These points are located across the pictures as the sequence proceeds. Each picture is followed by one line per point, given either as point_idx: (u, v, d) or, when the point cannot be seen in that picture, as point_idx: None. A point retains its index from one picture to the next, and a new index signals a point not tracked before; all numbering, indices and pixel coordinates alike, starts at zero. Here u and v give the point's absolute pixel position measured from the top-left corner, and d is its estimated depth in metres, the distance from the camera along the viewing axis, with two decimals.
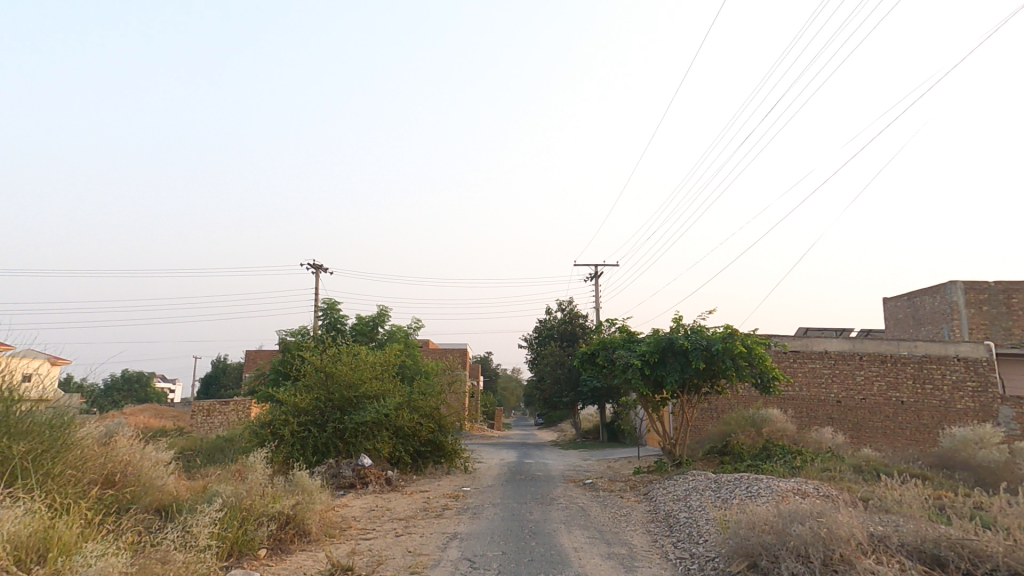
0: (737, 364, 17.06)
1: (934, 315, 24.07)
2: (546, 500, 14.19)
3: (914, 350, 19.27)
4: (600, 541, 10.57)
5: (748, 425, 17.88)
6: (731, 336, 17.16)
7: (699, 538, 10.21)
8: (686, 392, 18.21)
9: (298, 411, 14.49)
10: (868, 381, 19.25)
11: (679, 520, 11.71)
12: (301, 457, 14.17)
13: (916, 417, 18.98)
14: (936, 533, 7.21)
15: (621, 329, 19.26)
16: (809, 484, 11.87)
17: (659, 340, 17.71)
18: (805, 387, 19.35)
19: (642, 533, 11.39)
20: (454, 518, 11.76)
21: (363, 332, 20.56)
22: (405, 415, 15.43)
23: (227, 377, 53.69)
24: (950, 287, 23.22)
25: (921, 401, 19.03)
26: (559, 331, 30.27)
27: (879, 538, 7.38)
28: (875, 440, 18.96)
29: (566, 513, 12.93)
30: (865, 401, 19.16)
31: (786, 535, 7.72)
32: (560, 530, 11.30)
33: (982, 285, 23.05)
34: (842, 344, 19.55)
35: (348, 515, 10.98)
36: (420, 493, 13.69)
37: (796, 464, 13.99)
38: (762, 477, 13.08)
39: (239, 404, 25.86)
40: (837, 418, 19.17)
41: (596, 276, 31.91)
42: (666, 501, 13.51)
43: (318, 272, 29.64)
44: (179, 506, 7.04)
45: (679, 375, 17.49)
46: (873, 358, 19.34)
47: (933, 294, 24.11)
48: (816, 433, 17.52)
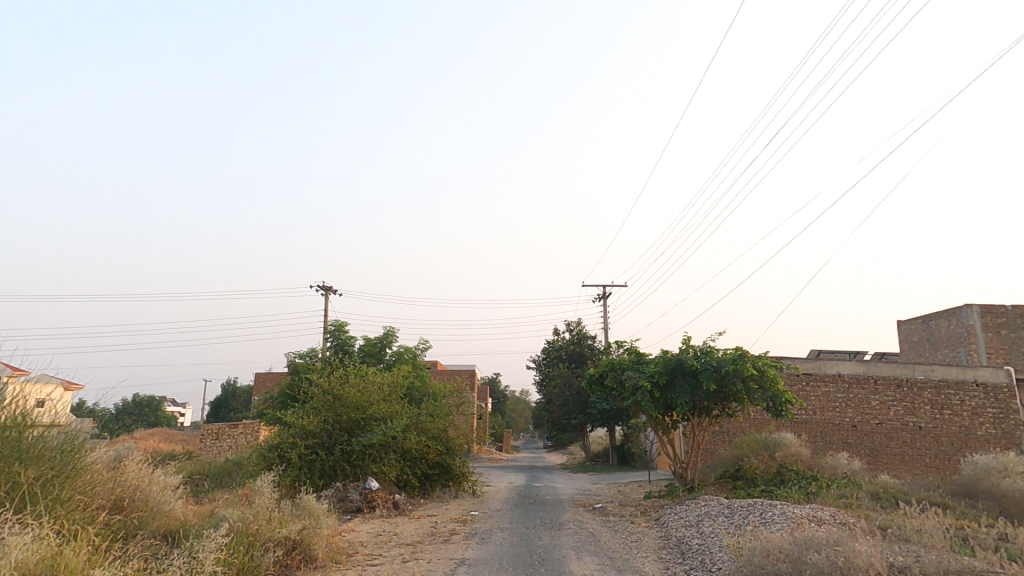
0: (749, 387, 16.83)
1: (950, 338, 23.68)
2: (556, 525, 13.97)
3: (931, 374, 18.92)
4: (611, 568, 10.35)
5: (761, 450, 17.59)
6: (742, 357, 16.97)
7: (712, 565, 9.97)
8: (697, 414, 17.97)
9: (306, 433, 14.43)
10: (884, 405, 18.88)
11: (692, 547, 11.45)
12: (308, 480, 14.07)
13: (935, 443, 18.54)
14: (959, 564, 7.01)
15: (630, 350, 19.20)
16: (825, 510, 11.58)
17: (669, 361, 17.57)
18: (819, 410, 19.00)
19: (654, 561, 11.15)
20: (462, 543, 11.60)
21: (371, 354, 20.56)
22: (412, 437, 15.32)
23: (236, 400, 53.85)
24: (966, 310, 22.89)
25: (939, 426, 18.60)
26: (568, 352, 30.08)
27: (899, 569, 7.18)
28: (894, 466, 18.50)
29: (576, 539, 12.68)
30: (882, 426, 18.77)
31: (802, 564, 7.57)
32: (570, 557, 11.08)
33: (998, 308, 22.71)
34: (856, 367, 19.23)
35: (354, 540, 10.85)
36: (427, 517, 13.50)
37: (811, 490, 13.67)
38: (777, 503, 12.78)
39: (248, 428, 25.82)
40: (853, 443, 18.77)
41: (605, 296, 31.81)
42: (678, 527, 13.23)
43: (329, 294, 29.84)
44: (186, 531, 7.01)
45: (690, 398, 17.28)
46: (889, 382, 18.99)
47: (949, 317, 23.76)
48: (831, 458, 17.15)
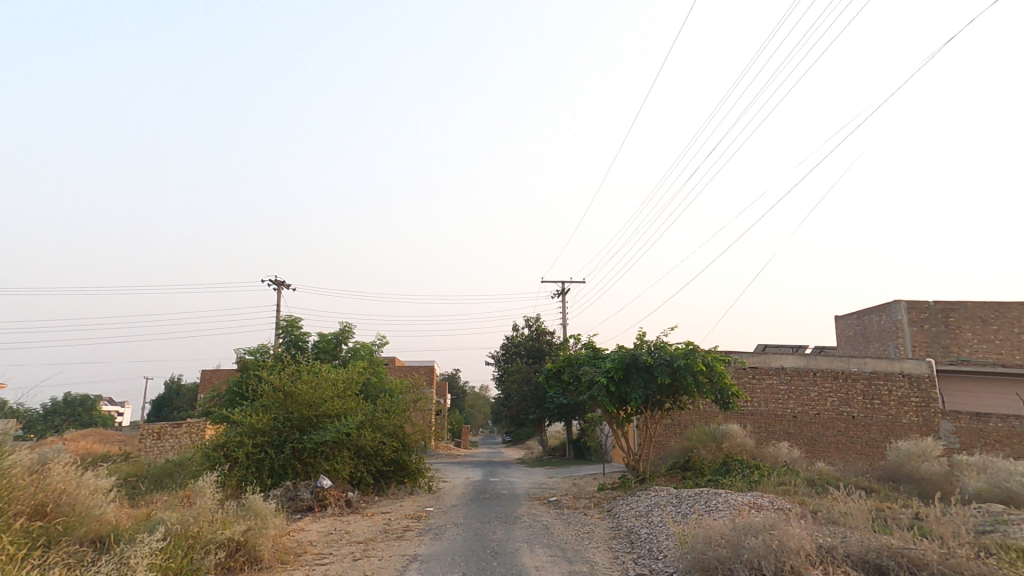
0: (698, 380, 17.44)
1: (881, 333, 25.15)
2: (511, 519, 14.10)
3: (863, 367, 20.02)
4: (563, 559, 10.57)
5: (709, 441, 18.27)
6: (693, 352, 17.56)
7: (659, 553, 10.33)
8: (650, 408, 18.48)
9: (254, 432, 14.05)
10: (822, 396, 19.91)
11: (641, 536, 11.81)
12: (256, 479, 13.71)
13: (866, 431, 19.65)
14: (879, 543, 7.50)
15: (587, 345, 19.62)
16: (765, 497, 12.17)
17: (623, 356, 18.00)
18: (763, 402, 19.91)
19: (604, 550, 11.45)
20: (415, 540, 11.58)
21: (326, 350, 20.21)
22: (367, 434, 15.17)
23: (180, 399, 51.76)
24: (895, 306, 24.37)
25: (870, 416, 19.72)
26: (526, 347, 30.31)
27: (827, 549, 7.65)
28: (829, 454, 19.55)
29: (530, 531, 12.88)
30: (819, 416, 19.78)
31: (741, 549, 7.96)
32: (523, 549, 11.26)
33: (923, 304, 24.24)
34: (797, 361, 20.22)
35: (303, 540, 10.68)
36: (381, 514, 13.43)
37: (754, 479, 14.32)
38: (721, 492, 13.33)
39: (192, 427, 24.91)
40: (793, 433, 19.75)
41: (564, 292, 32.18)
42: (628, 517, 13.61)
43: (281, 289, 28.96)
44: (117, 536, 6.76)
45: (643, 392, 17.73)
46: (826, 375, 20.02)
47: (880, 313, 25.22)
48: (773, 448, 17.96)
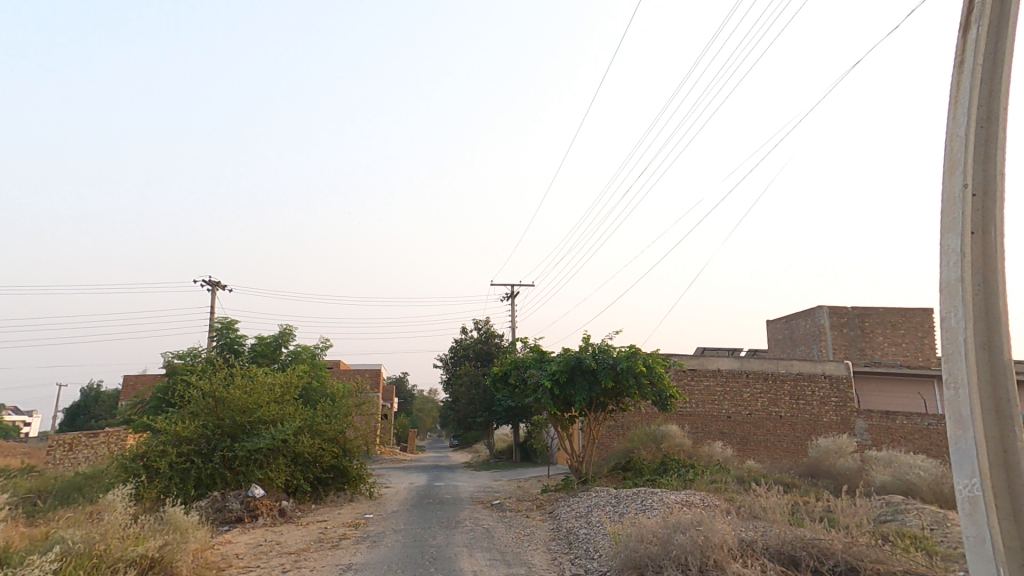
0: (639, 382, 17.89)
1: (806, 336, 26.68)
2: (452, 524, 14.01)
3: (791, 369, 21.11)
4: (500, 562, 10.57)
5: (649, 441, 18.78)
6: (634, 354, 18.01)
7: (594, 553, 10.51)
8: (594, 410, 18.80)
9: (179, 440, 13.35)
10: (753, 397, 20.87)
11: (579, 537, 11.98)
12: (180, 491, 13.02)
13: (792, 430, 20.71)
14: (794, 536, 7.90)
15: (534, 348, 19.80)
16: (697, 495, 12.62)
17: (568, 359, 18.25)
18: (700, 403, 20.71)
19: (543, 552, 11.55)
20: (350, 548, 11.28)
21: (265, 354, 19.46)
22: (305, 440, 14.68)
23: (99, 407, 48.60)
24: (818, 311, 25.93)
25: (795, 415, 20.80)
26: (475, 351, 30.27)
27: (748, 543, 7.99)
28: (758, 452, 20.50)
29: (470, 536, 12.83)
30: (750, 416, 20.72)
31: (669, 545, 8.24)
32: (462, 554, 11.20)
33: (842, 309, 25.89)
34: (732, 363, 21.12)
35: (228, 553, 10.22)
36: (316, 523, 13.03)
37: (688, 477, 14.82)
38: (657, 491, 13.72)
39: (110, 436, 23.37)
40: (727, 432, 20.60)
41: (513, 296, 32.32)
42: (569, 518, 13.78)
43: (216, 289, 27.63)
44: (5, 559, 6.25)
45: (587, 394, 18.03)
46: (757, 376, 21.00)
47: (806, 318, 26.76)
48: (708, 447, 18.65)
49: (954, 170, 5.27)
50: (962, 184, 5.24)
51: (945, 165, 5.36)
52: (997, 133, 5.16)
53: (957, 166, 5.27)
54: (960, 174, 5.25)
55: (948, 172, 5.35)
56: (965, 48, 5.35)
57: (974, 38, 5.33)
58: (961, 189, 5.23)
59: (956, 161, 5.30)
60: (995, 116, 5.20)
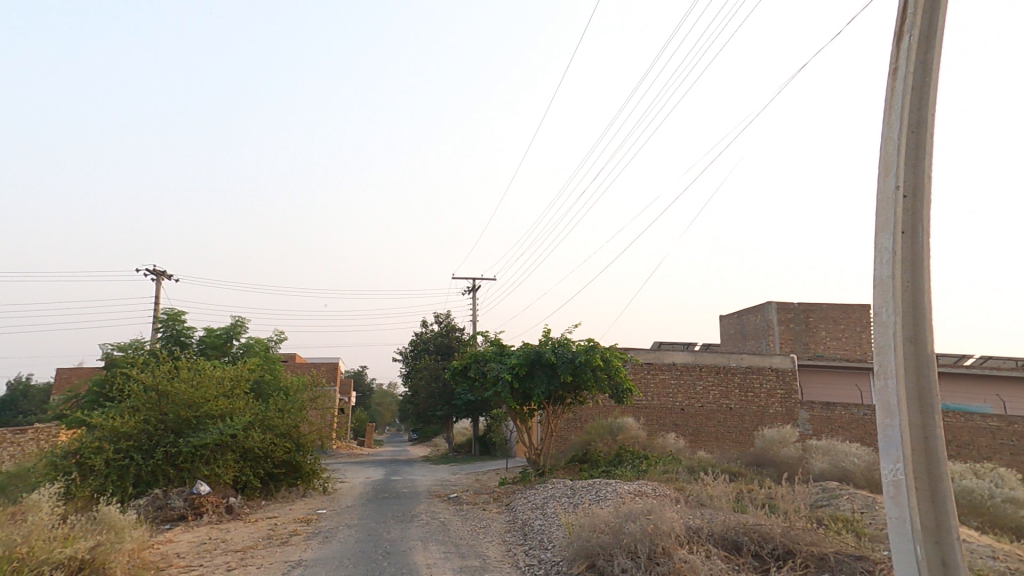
0: (597, 376, 18.13)
1: (756, 331, 27.75)
2: (407, 518, 13.89)
3: (741, 362, 21.85)
4: (455, 555, 10.54)
5: (606, 434, 19.13)
6: (593, 349, 18.24)
7: (548, 543, 10.63)
8: (552, 403, 18.96)
9: (117, 436, 12.74)
10: (705, 389, 21.53)
11: (534, 528, 12.08)
12: (117, 489, 12.43)
13: (741, 421, 21.43)
14: (738, 522, 8.17)
15: (494, 342, 19.81)
16: (649, 485, 12.93)
17: (528, 352, 18.33)
18: (656, 396, 21.32)
19: (498, 543, 11.59)
20: (301, 545, 11.01)
21: (214, 346, 18.73)
22: (256, 435, 14.21)
23: (29, 401, 45.87)
24: (767, 307, 26.98)
25: (744, 407, 21.53)
26: (435, 344, 30.08)
27: (694, 530, 8.21)
28: (709, 443, 21.18)
29: (425, 529, 12.74)
30: (702, 408, 21.39)
31: (621, 533, 8.39)
32: (416, 547, 11.09)
33: (789, 305, 27.00)
34: (686, 357, 21.74)
35: (169, 552, 9.80)
36: (265, 519, 12.67)
37: (642, 468, 15.16)
38: (612, 482, 13.98)
39: (42, 433, 22.04)
40: (681, 424, 21.24)
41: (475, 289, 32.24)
42: (524, 510, 13.88)
43: (160, 279, 26.37)
44: None
45: (546, 387, 18.16)
46: (710, 370, 21.66)
47: (756, 313, 27.81)
48: (662, 439, 19.13)
49: (888, 173, 5.51)
50: (894, 186, 5.48)
51: (880, 168, 5.60)
52: (926, 138, 5.41)
53: (891, 169, 5.50)
54: (893, 177, 5.49)
55: (882, 175, 5.59)
56: (898, 56, 5.60)
57: (907, 47, 5.57)
58: (894, 191, 5.47)
59: (890, 164, 5.54)
60: (925, 121, 5.46)
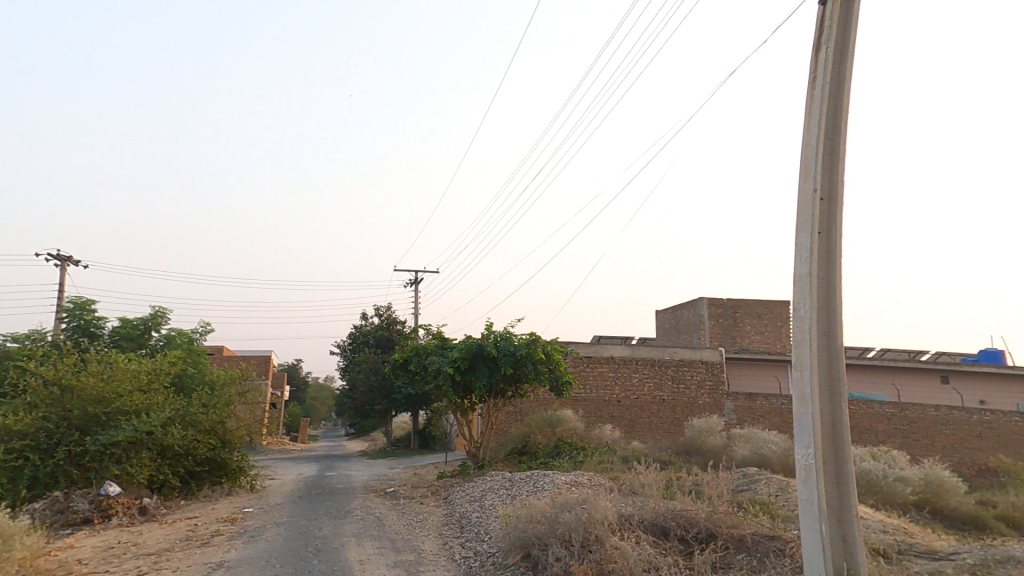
0: (538, 369, 18.29)
1: (689, 325, 29.03)
2: (340, 514, 13.50)
3: (674, 355, 22.71)
4: (390, 550, 10.33)
5: (545, 426, 19.39)
6: (534, 342, 18.39)
7: (484, 535, 10.63)
8: (493, 396, 18.98)
9: (9, 435, 11.62)
10: (641, 382, 22.27)
11: (471, 520, 12.05)
12: (9, 493, 11.35)
13: (673, 412, 22.30)
14: (667, 509, 8.47)
15: (436, 335, 19.58)
16: (585, 475, 13.20)
17: (470, 346, 18.24)
18: (594, 388, 21.91)
19: (434, 537, 11.47)
20: (223, 545, 10.45)
21: (129, 337, 17.42)
22: (176, 431, 13.31)
23: None
24: (700, 302, 28.26)
25: (676, 398, 22.41)
26: (375, 337, 29.40)
27: (626, 517, 8.44)
28: (643, 433, 21.95)
29: (359, 525, 12.43)
30: (638, 400, 22.13)
31: (556, 523, 8.49)
32: (349, 544, 10.79)
33: (720, 301, 28.39)
34: (624, 350, 22.41)
35: (70, 560, 9.02)
36: (184, 520, 11.94)
37: (579, 459, 15.48)
38: (549, 473, 14.18)
39: None
40: (617, 416, 21.91)
41: (417, 281, 31.75)
42: (462, 503, 13.84)
43: (66, 264, 24.17)
44: None
45: (488, 380, 18.13)
46: (646, 363, 22.42)
47: (689, 308, 29.08)
48: (599, 430, 19.62)
49: (808, 176, 5.82)
50: (813, 189, 5.80)
51: (801, 171, 5.91)
52: (840, 145, 5.76)
53: (811, 172, 5.82)
54: (812, 180, 5.81)
55: (803, 178, 5.91)
56: (817, 66, 5.92)
57: (824, 57, 5.91)
58: (812, 194, 5.79)
59: (809, 168, 5.86)
60: (840, 129, 5.81)
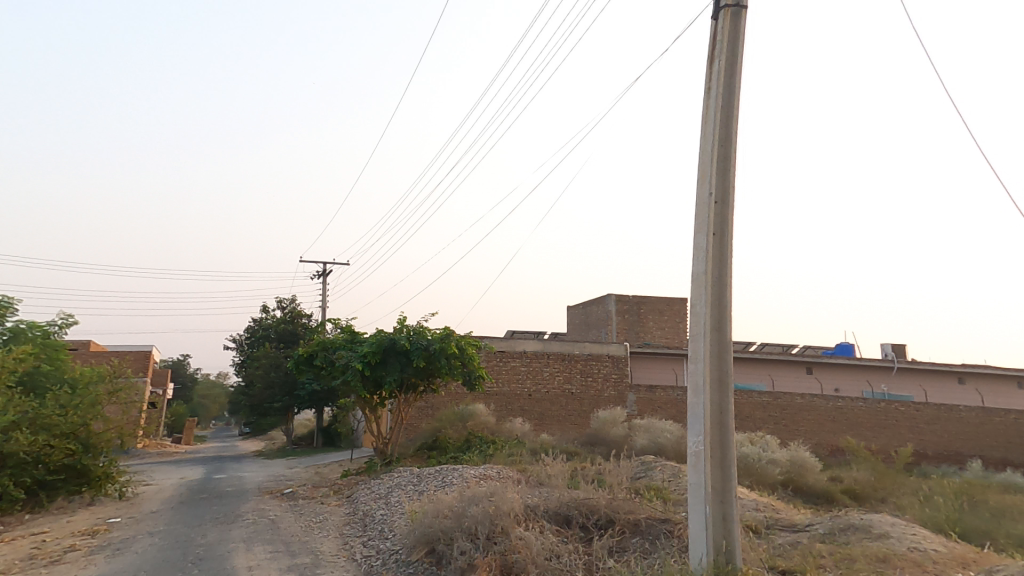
0: (451, 364, 18.12)
1: (598, 321, 30.33)
2: (229, 518, 12.56)
3: (584, 350, 23.52)
4: (283, 554, 9.78)
5: (456, 421, 19.30)
6: (448, 337, 18.20)
7: (387, 533, 10.37)
8: (404, 391, 18.57)
9: None
10: (551, 376, 22.90)
11: (374, 518, 11.73)
12: None
13: (580, 404, 23.07)
14: (573, 498, 8.73)
15: (345, 328, 18.82)
16: (494, 469, 13.29)
17: (381, 340, 17.71)
18: (506, 383, 22.34)
19: (334, 538, 11.01)
20: (81, 562, 9.32)
21: None
22: (20, 437, 11.70)
23: None
24: (609, 299, 29.57)
25: (585, 391, 23.20)
26: (277, 331, 27.72)
27: (532, 508, 8.58)
28: (552, 426, 22.59)
29: (250, 529, 11.64)
30: (548, 393, 22.74)
31: (463, 517, 8.46)
32: (237, 550, 10.07)
33: (627, 298, 29.87)
34: (536, 345, 23.01)
35: None
36: (31, 537, 10.52)
37: (488, 453, 15.57)
38: (458, 467, 14.12)
39: None
40: (528, 409, 22.44)
41: (325, 273, 30.31)
42: (366, 501, 13.43)
43: None
44: None
45: (399, 375, 17.69)
46: (557, 357, 23.07)
47: (599, 305, 30.36)
48: (510, 424, 19.87)
49: (704, 181, 6.24)
50: (708, 193, 6.22)
51: (698, 176, 6.32)
52: (732, 153, 6.22)
53: (706, 178, 6.24)
54: (707, 185, 6.23)
55: (699, 182, 6.32)
56: (712, 78, 6.36)
57: (717, 71, 6.36)
58: (707, 197, 6.21)
59: (705, 174, 6.27)
60: (731, 138, 6.27)
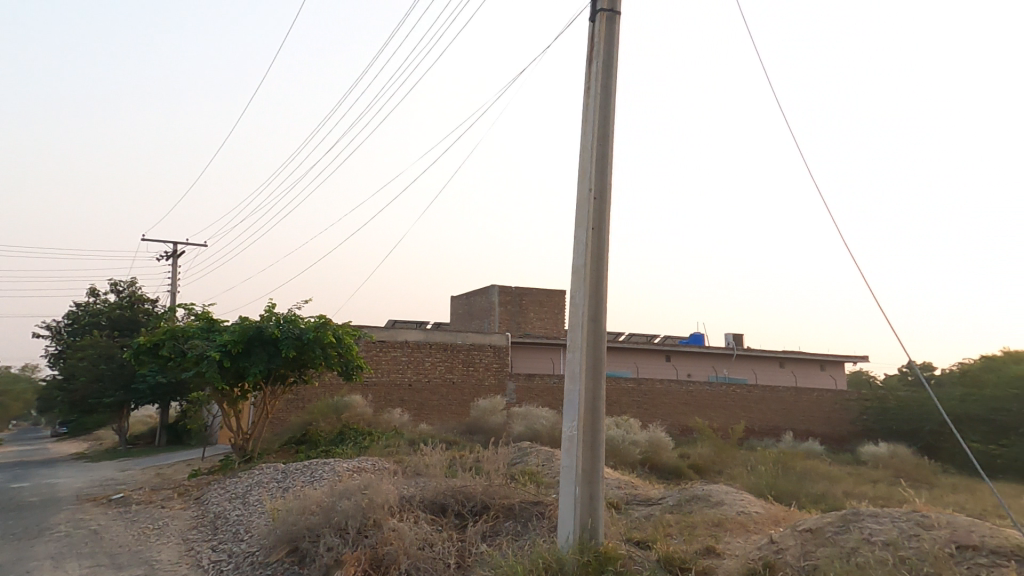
0: (326, 353, 17.11)
1: (481, 311, 30.73)
2: (37, 533, 10.72)
3: (466, 339, 23.61)
4: (108, 567, 8.59)
5: (330, 413, 18.35)
6: (323, 325, 17.19)
7: (243, 535, 9.57)
8: (271, 383, 17.21)
9: None
10: (433, 366, 22.78)
11: (228, 519, 10.77)
12: None
13: (460, 393, 23.16)
14: (450, 486, 8.74)
15: (201, 315, 16.98)
16: (369, 461, 12.87)
17: (246, 328, 16.25)
18: (386, 373, 21.89)
19: (176, 544, 9.90)
20: None
21: None
22: None
23: None
24: (492, 290, 30.07)
25: (466, 380, 23.33)
26: (111, 318, 24.12)
27: (406, 499, 8.44)
28: (433, 415, 22.49)
29: (67, 543, 10.03)
30: (428, 383, 22.60)
31: (331, 512, 8.05)
32: (45, 569, 8.60)
33: (510, 289, 30.60)
34: (419, 336, 22.77)
35: None
36: None
37: (363, 445, 15.04)
38: (329, 461, 13.45)
39: None
40: (408, 399, 22.18)
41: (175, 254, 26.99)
42: (219, 501, 12.27)
43: None
44: None
45: (265, 366, 16.33)
46: (439, 347, 22.97)
47: (482, 295, 30.76)
48: (389, 415, 19.38)
49: (584, 176, 6.54)
50: (588, 188, 6.52)
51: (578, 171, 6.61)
52: (609, 151, 6.58)
53: (586, 173, 6.54)
54: (587, 180, 6.54)
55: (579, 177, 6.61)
56: (591, 78, 6.69)
57: (596, 72, 6.68)
58: (587, 192, 6.50)
59: (585, 170, 6.58)
60: (608, 137, 6.62)
